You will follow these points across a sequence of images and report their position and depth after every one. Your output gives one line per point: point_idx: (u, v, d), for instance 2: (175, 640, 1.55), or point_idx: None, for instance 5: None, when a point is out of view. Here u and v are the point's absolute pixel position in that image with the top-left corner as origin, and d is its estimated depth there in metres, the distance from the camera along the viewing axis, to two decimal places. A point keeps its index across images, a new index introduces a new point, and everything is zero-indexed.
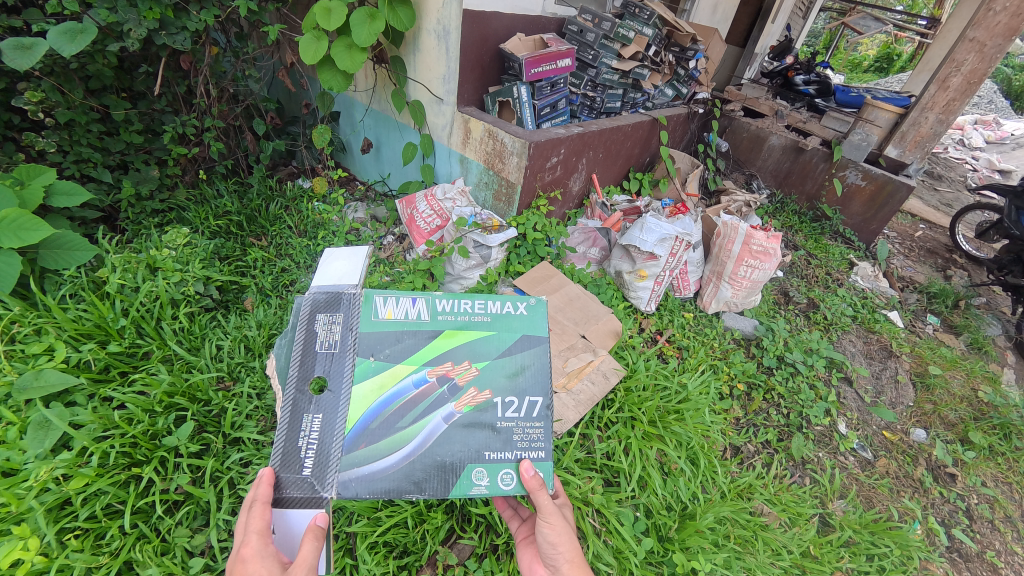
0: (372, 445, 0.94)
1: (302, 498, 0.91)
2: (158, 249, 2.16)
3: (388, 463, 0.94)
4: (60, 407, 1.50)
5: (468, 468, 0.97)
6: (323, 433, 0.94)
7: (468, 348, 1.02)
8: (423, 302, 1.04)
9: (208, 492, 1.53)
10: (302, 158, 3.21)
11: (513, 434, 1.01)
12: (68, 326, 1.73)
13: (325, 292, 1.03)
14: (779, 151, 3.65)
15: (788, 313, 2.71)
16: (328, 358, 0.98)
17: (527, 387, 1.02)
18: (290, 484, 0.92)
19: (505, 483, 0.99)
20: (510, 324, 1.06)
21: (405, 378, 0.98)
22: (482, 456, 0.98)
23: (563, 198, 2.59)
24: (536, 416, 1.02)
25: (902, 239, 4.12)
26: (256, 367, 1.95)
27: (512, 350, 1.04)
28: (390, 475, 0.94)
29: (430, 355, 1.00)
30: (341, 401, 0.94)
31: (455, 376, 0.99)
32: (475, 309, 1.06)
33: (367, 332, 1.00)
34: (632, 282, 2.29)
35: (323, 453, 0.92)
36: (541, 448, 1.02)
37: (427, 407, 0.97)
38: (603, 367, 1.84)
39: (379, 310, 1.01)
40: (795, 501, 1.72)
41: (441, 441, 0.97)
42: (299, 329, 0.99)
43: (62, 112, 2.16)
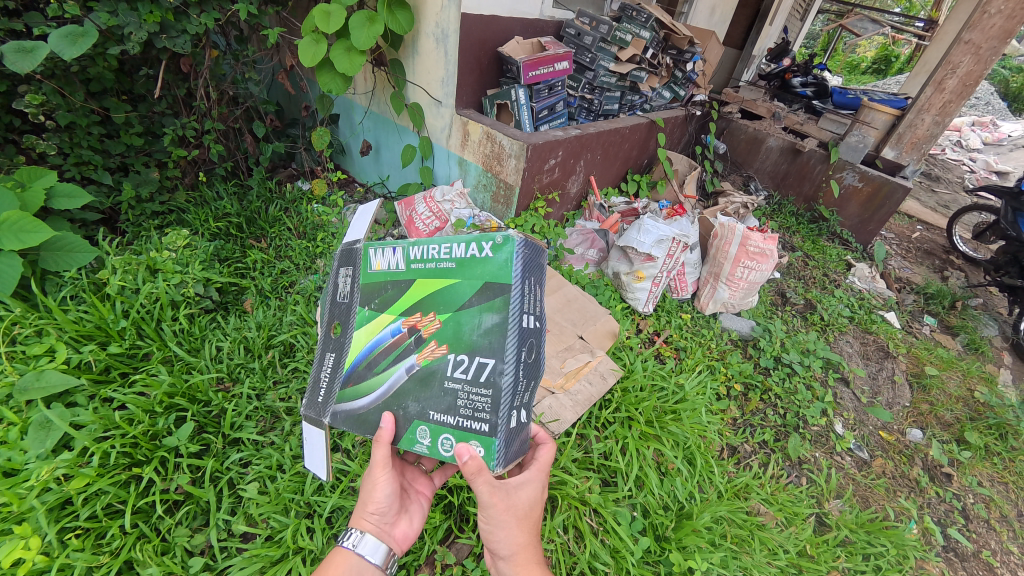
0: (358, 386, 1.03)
1: (315, 419, 1.09)
2: (158, 251, 2.19)
3: (364, 405, 1.00)
4: (61, 407, 1.51)
5: (414, 425, 0.92)
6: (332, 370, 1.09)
7: (432, 299, 0.92)
8: (400, 250, 0.96)
9: (208, 492, 1.54)
10: (302, 160, 3.23)
11: (456, 399, 0.87)
12: (70, 327, 1.75)
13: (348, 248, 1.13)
14: (777, 153, 3.67)
15: (786, 314, 2.73)
16: (342, 309, 1.12)
17: (480, 347, 0.85)
18: (312, 407, 1.10)
19: (444, 449, 0.89)
20: (477, 269, 0.87)
21: (385, 328, 0.97)
22: (428, 414, 0.90)
23: (561, 200, 2.61)
24: (484, 381, 0.84)
25: (899, 240, 4.14)
26: (256, 369, 1.96)
27: (472, 300, 0.87)
28: (362, 415, 0.99)
29: (406, 304, 0.95)
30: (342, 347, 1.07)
31: (420, 328, 0.91)
32: (440, 253, 0.91)
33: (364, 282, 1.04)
34: (630, 283, 2.30)
35: (330, 385, 1.06)
36: (484, 421, 0.84)
37: (394, 357, 0.95)
38: (600, 367, 1.86)
39: (372, 261, 1.02)
40: (792, 501, 1.74)
41: (399, 392, 0.94)
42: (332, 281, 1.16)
43: (63, 114, 2.18)
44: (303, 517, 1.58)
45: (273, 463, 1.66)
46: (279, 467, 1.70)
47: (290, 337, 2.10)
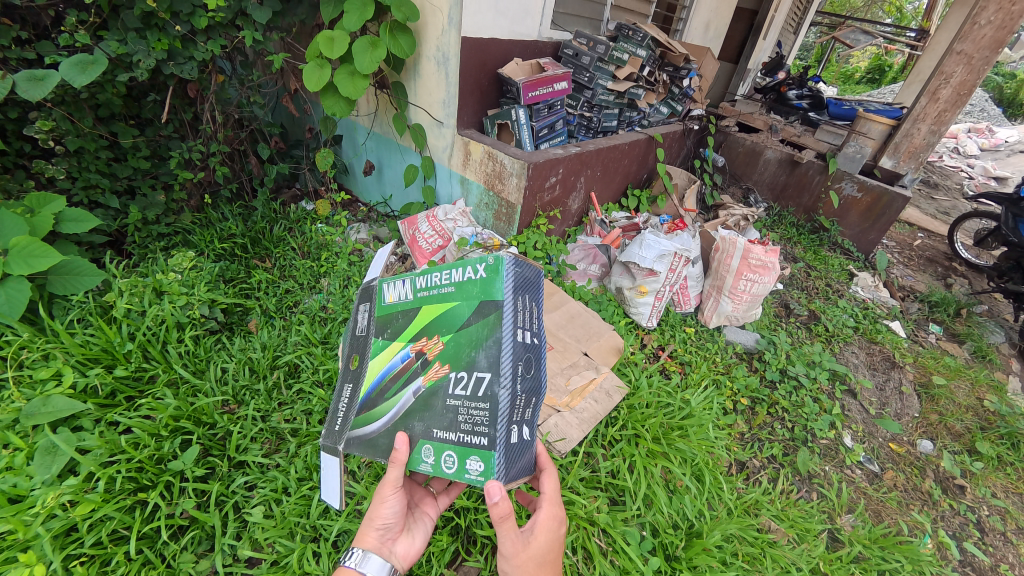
0: (369, 410, 1.04)
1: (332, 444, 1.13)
2: (164, 273, 2.21)
3: (373, 428, 1.02)
4: (68, 432, 1.52)
5: (419, 445, 0.95)
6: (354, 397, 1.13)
7: (438, 318, 0.97)
8: (407, 282, 1.05)
9: (213, 517, 1.53)
10: (305, 180, 3.28)
11: (459, 416, 0.90)
12: (76, 350, 1.77)
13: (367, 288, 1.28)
14: (775, 165, 3.70)
15: (790, 326, 2.72)
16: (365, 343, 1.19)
17: (471, 361, 0.91)
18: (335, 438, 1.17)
19: (447, 466, 0.91)
20: (467, 291, 0.94)
21: (395, 354, 1.02)
22: (431, 433, 0.93)
23: (562, 216, 2.63)
24: (478, 395, 0.88)
25: (900, 248, 4.14)
26: (261, 390, 1.96)
27: (473, 320, 0.92)
28: (377, 437, 1.01)
29: (413, 331, 1.01)
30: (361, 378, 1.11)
31: (425, 350, 0.97)
32: (440, 279, 0.97)
33: (382, 315, 1.11)
34: (632, 298, 2.31)
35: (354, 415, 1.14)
36: (483, 435, 0.87)
37: (403, 382, 0.99)
38: (605, 385, 1.86)
39: (386, 295, 1.11)
40: (803, 517, 1.71)
41: (410, 413, 0.98)
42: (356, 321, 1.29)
43: (72, 140, 2.23)
44: (308, 541, 1.56)
45: (279, 485, 1.65)
46: (284, 489, 1.69)
47: (295, 358, 2.10)
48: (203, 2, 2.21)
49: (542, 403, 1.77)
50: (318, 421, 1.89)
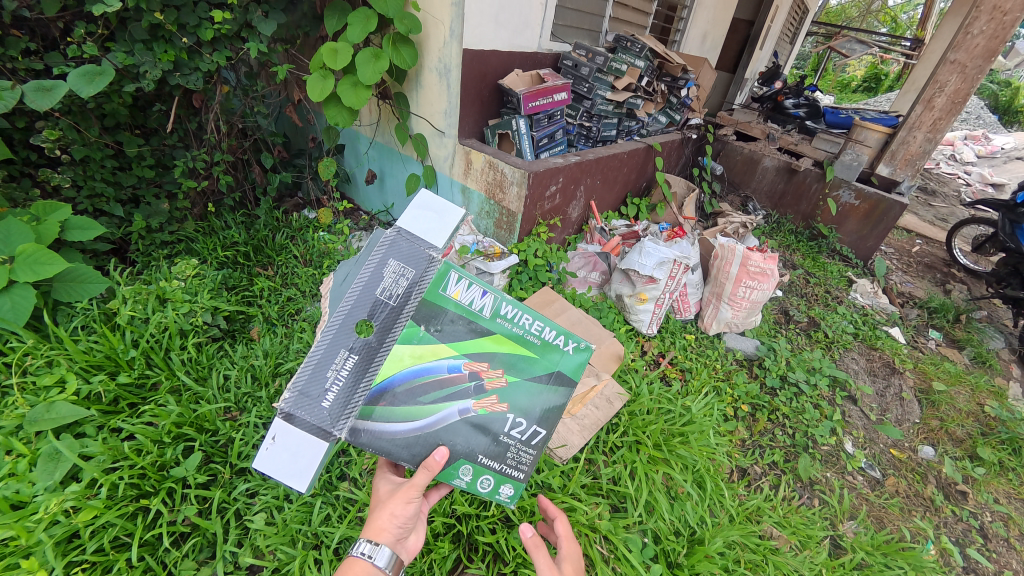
0: (392, 405, 0.83)
1: (313, 429, 0.77)
2: (168, 281, 2.23)
3: (398, 430, 0.84)
4: (71, 439, 1.53)
5: (457, 462, 0.92)
6: (354, 373, 0.80)
7: (508, 357, 0.89)
8: (490, 297, 0.87)
9: (215, 524, 1.53)
10: (308, 189, 3.32)
11: (507, 451, 0.93)
12: (80, 357, 1.78)
13: (410, 238, 0.82)
14: (773, 173, 3.74)
15: (790, 332, 2.73)
16: (384, 309, 0.81)
17: (536, 415, 0.93)
18: (303, 410, 0.77)
19: (481, 485, 0.95)
20: (552, 358, 0.92)
21: (442, 358, 0.85)
22: (476, 457, 0.92)
23: (562, 224, 2.65)
24: (533, 444, 0.95)
25: (899, 254, 4.17)
26: (262, 397, 1.97)
27: (542, 380, 0.93)
28: (394, 440, 0.85)
29: (473, 347, 0.86)
30: (376, 357, 0.80)
31: (485, 377, 0.87)
32: (531, 327, 0.89)
33: (429, 302, 0.84)
34: (633, 305, 2.32)
35: (345, 397, 0.79)
36: (523, 472, 0.96)
37: (449, 394, 0.86)
38: (606, 391, 1.83)
39: (449, 287, 0.84)
40: (805, 524, 1.71)
41: (449, 429, 0.88)
42: (368, 262, 0.79)
43: (78, 149, 2.26)
44: (310, 548, 1.55)
45: (280, 493, 1.66)
46: (286, 496, 1.69)
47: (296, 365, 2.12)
48: (209, 14, 2.25)
49: None
50: None
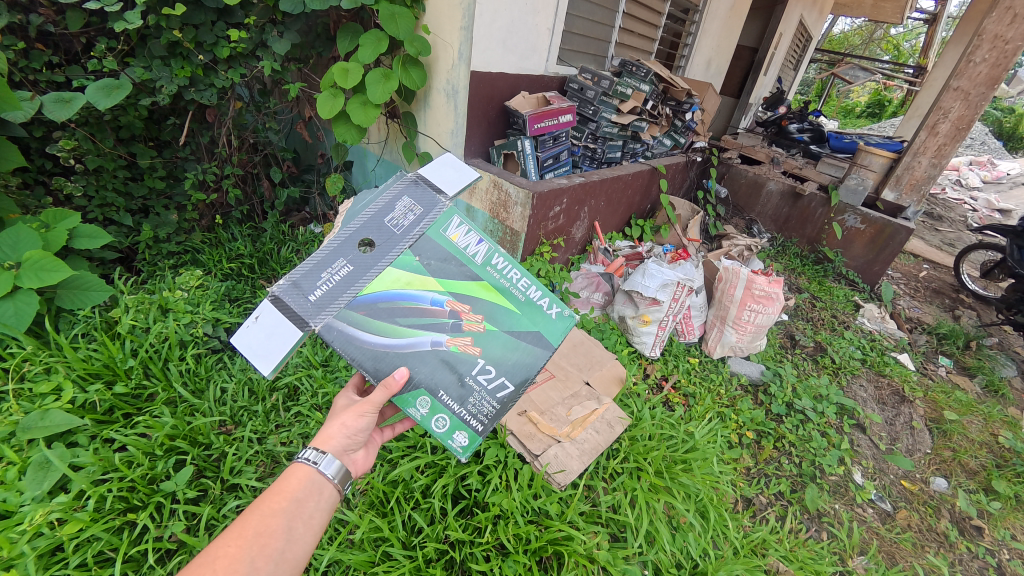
0: (371, 316, 0.87)
1: (293, 315, 0.80)
2: (171, 292, 2.29)
3: (370, 339, 0.87)
4: (62, 448, 1.54)
5: (417, 392, 0.92)
6: (346, 279, 0.84)
7: (490, 307, 0.94)
8: (486, 246, 0.96)
9: (203, 541, 1.49)
10: (315, 204, 3.34)
11: (470, 396, 0.92)
12: (78, 365, 1.79)
13: (422, 184, 0.93)
14: (777, 198, 3.71)
15: (796, 357, 2.67)
16: (388, 232, 0.89)
17: (508, 367, 0.93)
18: (291, 296, 0.81)
19: (436, 424, 0.93)
20: (534, 317, 0.96)
21: (429, 289, 0.90)
22: (436, 392, 0.91)
23: (566, 245, 2.61)
24: (498, 398, 0.93)
25: (906, 279, 4.12)
26: (258, 412, 1.96)
27: (519, 336, 0.95)
28: (363, 348, 0.87)
29: (460, 285, 0.92)
30: (369, 269, 0.86)
31: (465, 318, 0.91)
32: (517, 282, 0.96)
33: (430, 238, 0.92)
34: (636, 327, 2.25)
35: (330, 295, 0.83)
36: (482, 423, 0.93)
37: (427, 323, 0.90)
38: (607, 416, 1.80)
39: (450, 229, 0.94)
40: (812, 558, 1.67)
41: (420, 358, 0.90)
42: (384, 193, 0.92)
43: (92, 159, 2.30)
44: None
45: None
46: None
47: (294, 380, 2.10)
48: (226, 33, 2.32)
49: (543, 434, 1.73)
50: None
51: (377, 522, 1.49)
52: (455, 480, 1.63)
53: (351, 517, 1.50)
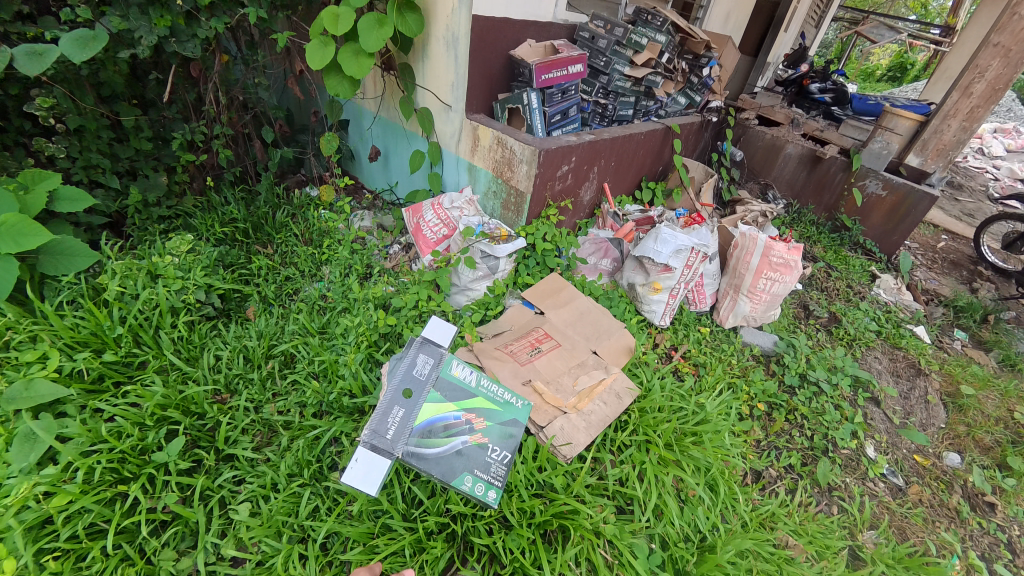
0: (421, 437, 1.29)
1: (380, 450, 1.21)
2: (161, 257, 2.15)
3: (424, 453, 1.28)
4: (49, 419, 1.48)
5: (460, 477, 1.33)
6: (402, 420, 1.27)
7: (486, 411, 1.43)
8: (475, 373, 1.46)
9: (197, 512, 1.46)
10: (310, 166, 3.18)
11: (490, 466, 1.38)
12: (64, 333, 1.72)
13: (427, 343, 1.39)
14: (795, 163, 3.39)
15: (809, 328, 2.57)
16: (419, 381, 1.34)
17: (504, 442, 1.43)
18: (376, 431, 1.23)
19: (477, 489, 1.34)
20: (509, 407, 1.49)
21: (448, 410, 1.36)
22: (471, 471, 1.35)
23: (573, 208, 2.46)
24: (503, 460, 1.41)
25: (923, 250, 3.97)
26: (255, 380, 1.89)
27: (507, 424, 1.46)
28: (422, 459, 1.28)
29: (467, 402, 1.40)
30: (415, 408, 1.30)
31: (474, 422, 1.40)
32: (498, 394, 1.48)
33: (444, 378, 1.39)
34: (645, 295, 2.17)
35: (397, 434, 1.26)
36: (497, 489, 1.36)
37: (452, 434, 1.35)
38: (615, 386, 1.74)
39: (451, 368, 1.41)
40: (823, 533, 1.63)
41: (455, 457, 1.34)
42: (406, 358, 1.37)
43: (73, 118, 2.16)
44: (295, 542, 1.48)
45: (267, 481, 1.58)
46: (273, 486, 1.61)
47: (290, 348, 2.00)
48: None
49: (548, 405, 1.64)
50: (311, 415, 1.79)
51: (375, 496, 1.45)
52: None
53: (349, 490, 1.55)
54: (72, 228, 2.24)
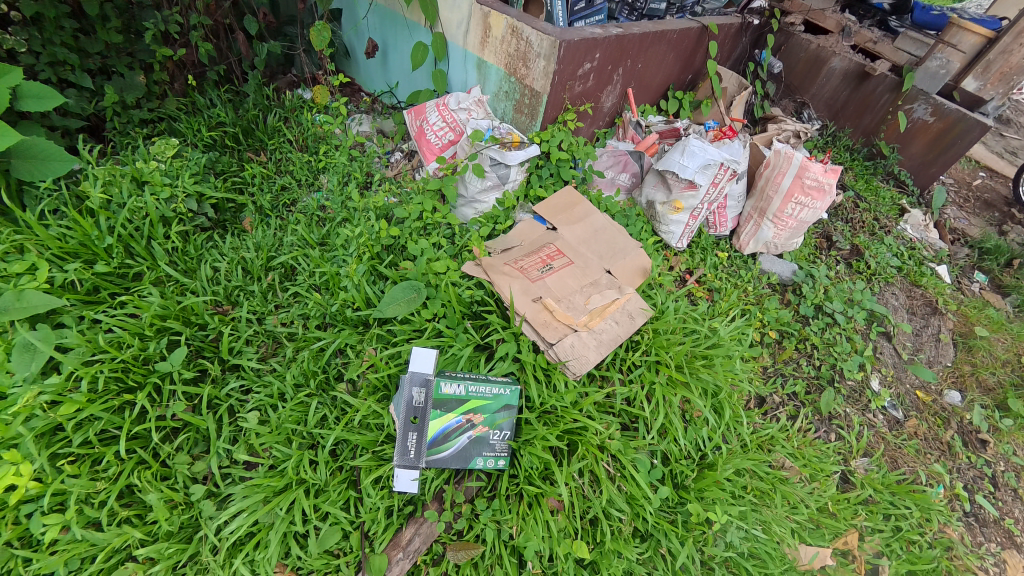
0: (433, 446, 1.39)
1: (408, 476, 1.38)
2: (146, 162, 1.99)
3: (439, 457, 1.40)
4: (46, 329, 1.43)
5: (472, 461, 1.43)
6: (417, 443, 1.39)
7: (480, 411, 1.43)
8: (463, 383, 1.41)
9: (207, 420, 1.48)
10: (301, 64, 2.82)
11: (494, 444, 1.46)
12: (51, 243, 1.63)
13: (415, 379, 1.40)
14: (839, 77, 2.98)
15: (829, 260, 2.46)
16: (419, 410, 1.39)
17: (504, 425, 1.47)
18: (403, 457, 1.38)
19: (491, 464, 1.45)
20: (499, 398, 1.45)
21: (449, 420, 1.39)
22: (479, 455, 1.44)
23: (593, 115, 2.23)
24: (506, 440, 1.47)
25: (957, 186, 3.72)
26: (255, 292, 1.82)
27: (505, 410, 1.47)
28: (441, 459, 1.40)
29: (463, 408, 1.41)
30: (423, 433, 1.38)
31: (473, 420, 1.42)
32: (488, 391, 1.44)
33: (438, 400, 1.39)
34: (665, 214, 2.05)
35: (416, 455, 1.39)
36: (504, 457, 1.47)
37: (458, 434, 1.41)
38: (629, 307, 1.67)
39: (443, 389, 1.39)
40: (818, 457, 1.69)
41: (463, 449, 1.42)
42: (401, 394, 1.40)
43: (28, 4, 1.86)
44: (305, 448, 1.51)
45: (274, 391, 1.57)
46: (281, 395, 1.61)
47: (290, 260, 1.91)
48: None
49: (558, 322, 1.61)
50: (315, 327, 1.74)
51: (378, 408, 1.53)
52: (466, 366, 1.58)
53: (354, 401, 1.54)
54: (47, 132, 2.03)
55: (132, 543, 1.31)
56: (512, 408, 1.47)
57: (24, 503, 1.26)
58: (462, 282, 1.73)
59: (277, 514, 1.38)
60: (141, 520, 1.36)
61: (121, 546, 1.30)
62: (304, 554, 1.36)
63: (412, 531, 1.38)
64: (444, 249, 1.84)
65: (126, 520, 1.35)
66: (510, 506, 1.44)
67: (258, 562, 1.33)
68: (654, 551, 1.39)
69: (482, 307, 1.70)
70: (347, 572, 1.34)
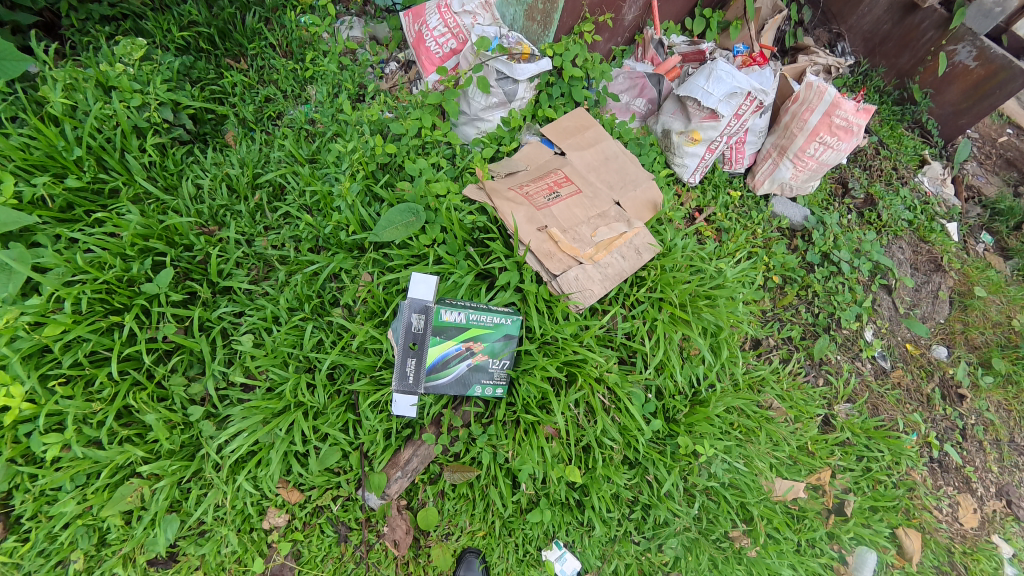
0: (432, 372, 1.38)
1: (406, 400, 1.37)
2: (110, 64, 1.75)
3: (440, 383, 1.38)
4: (20, 247, 1.32)
5: (470, 388, 1.44)
6: (415, 369, 1.37)
7: (481, 339, 1.42)
8: (464, 311, 1.38)
9: (199, 342, 1.44)
10: None
11: (492, 373, 1.46)
12: (14, 154, 1.47)
13: (414, 305, 1.38)
14: (884, 7, 2.68)
15: (841, 208, 2.39)
16: (418, 335, 1.36)
17: (503, 354, 1.46)
18: (402, 383, 1.36)
19: (488, 392, 1.46)
20: (500, 326, 1.43)
21: (449, 346, 1.37)
22: (477, 382, 1.44)
23: (612, 27, 2.03)
24: (504, 370, 1.47)
25: (981, 138, 3.55)
26: (242, 212, 1.71)
27: (505, 339, 1.45)
28: (441, 386, 1.39)
29: (463, 336, 1.39)
30: (422, 359, 1.36)
31: (473, 347, 1.41)
32: (488, 320, 1.42)
33: (438, 326, 1.36)
34: (681, 145, 1.91)
35: (414, 381, 1.37)
36: (502, 386, 1.48)
37: (457, 361, 1.39)
38: (636, 241, 1.60)
39: (443, 316, 1.36)
40: (805, 400, 1.73)
41: (461, 376, 1.41)
42: (400, 319, 1.38)
43: None
44: (302, 371, 1.51)
45: (267, 315, 1.52)
46: (274, 318, 1.56)
47: (278, 177, 1.78)
48: None
49: (563, 254, 1.55)
50: (307, 250, 1.66)
51: (375, 334, 1.50)
52: (466, 294, 1.56)
53: (351, 325, 1.50)
54: None
55: (135, 460, 1.33)
56: (512, 339, 1.46)
57: (21, 423, 1.25)
58: (463, 206, 1.65)
59: (277, 434, 1.40)
60: (142, 438, 1.37)
61: (125, 462, 1.33)
62: (304, 471, 1.42)
63: (410, 452, 1.41)
64: (444, 171, 1.73)
65: (127, 438, 1.35)
66: (506, 432, 1.49)
67: (260, 478, 1.38)
68: (641, 477, 1.48)
69: (485, 234, 1.64)
70: (348, 487, 1.42)
